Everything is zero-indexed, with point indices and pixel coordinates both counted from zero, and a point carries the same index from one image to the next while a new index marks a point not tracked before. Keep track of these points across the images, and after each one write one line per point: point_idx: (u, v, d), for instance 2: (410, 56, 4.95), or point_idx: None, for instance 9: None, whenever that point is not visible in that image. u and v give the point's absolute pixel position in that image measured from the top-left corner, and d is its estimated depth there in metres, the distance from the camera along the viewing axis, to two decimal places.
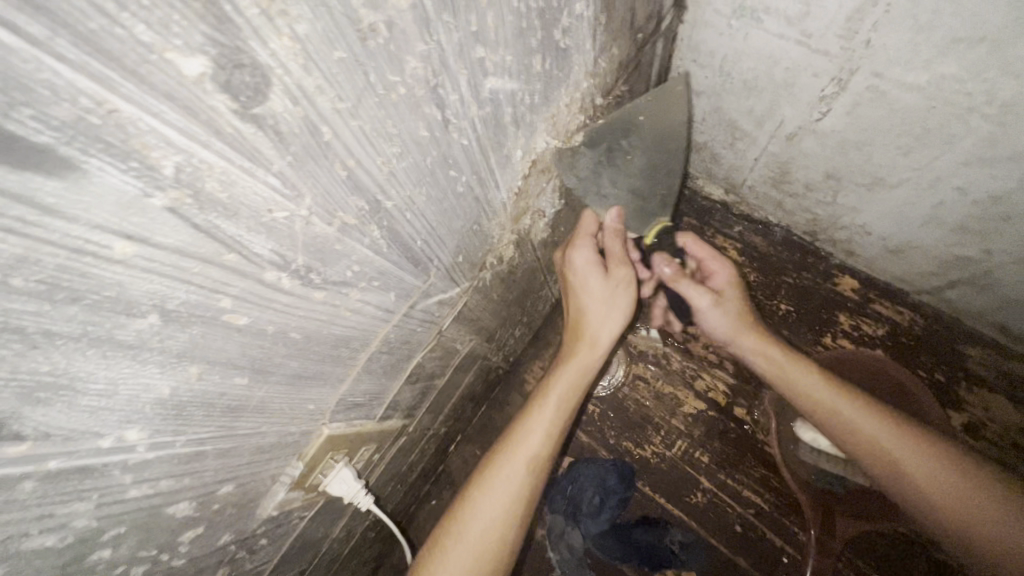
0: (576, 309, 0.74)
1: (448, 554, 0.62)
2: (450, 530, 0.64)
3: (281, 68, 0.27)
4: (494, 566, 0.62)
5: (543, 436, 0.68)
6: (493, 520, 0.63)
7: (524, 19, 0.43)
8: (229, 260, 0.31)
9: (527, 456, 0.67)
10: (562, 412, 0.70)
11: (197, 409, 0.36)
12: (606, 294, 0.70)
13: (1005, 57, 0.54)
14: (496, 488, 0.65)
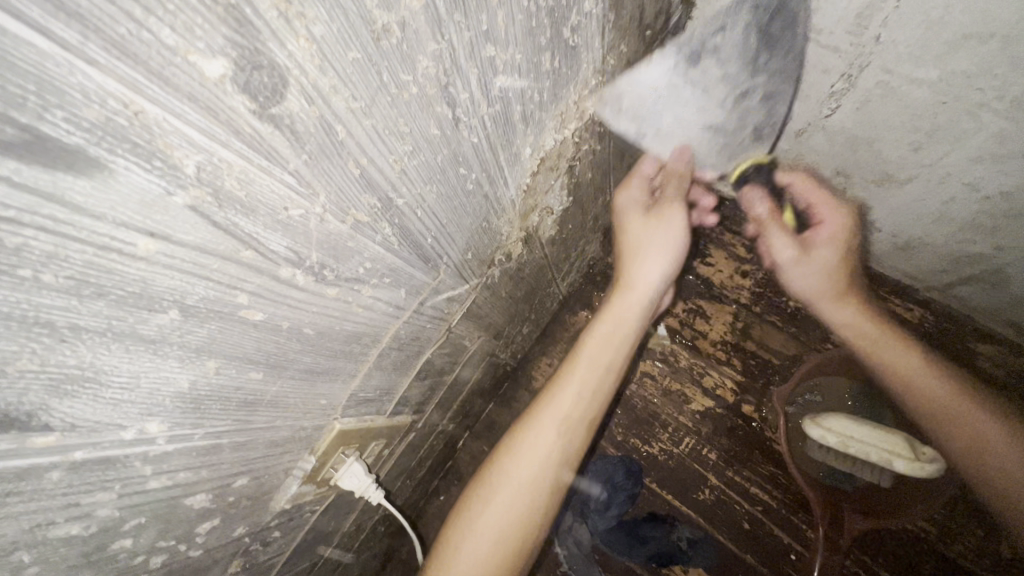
0: (623, 253, 0.78)
1: (477, 518, 0.62)
2: (479, 499, 0.64)
3: (299, 69, 0.27)
4: (525, 534, 0.63)
5: (576, 395, 0.68)
6: (525, 481, 0.64)
7: (534, 17, 0.43)
8: (246, 257, 0.32)
9: (561, 414, 0.67)
10: (599, 368, 0.70)
11: (215, 402, 0.37)
12: (651, 228, 0.76)
13: (1016, 52, 0.54)
14: (529, 446, 0.66)
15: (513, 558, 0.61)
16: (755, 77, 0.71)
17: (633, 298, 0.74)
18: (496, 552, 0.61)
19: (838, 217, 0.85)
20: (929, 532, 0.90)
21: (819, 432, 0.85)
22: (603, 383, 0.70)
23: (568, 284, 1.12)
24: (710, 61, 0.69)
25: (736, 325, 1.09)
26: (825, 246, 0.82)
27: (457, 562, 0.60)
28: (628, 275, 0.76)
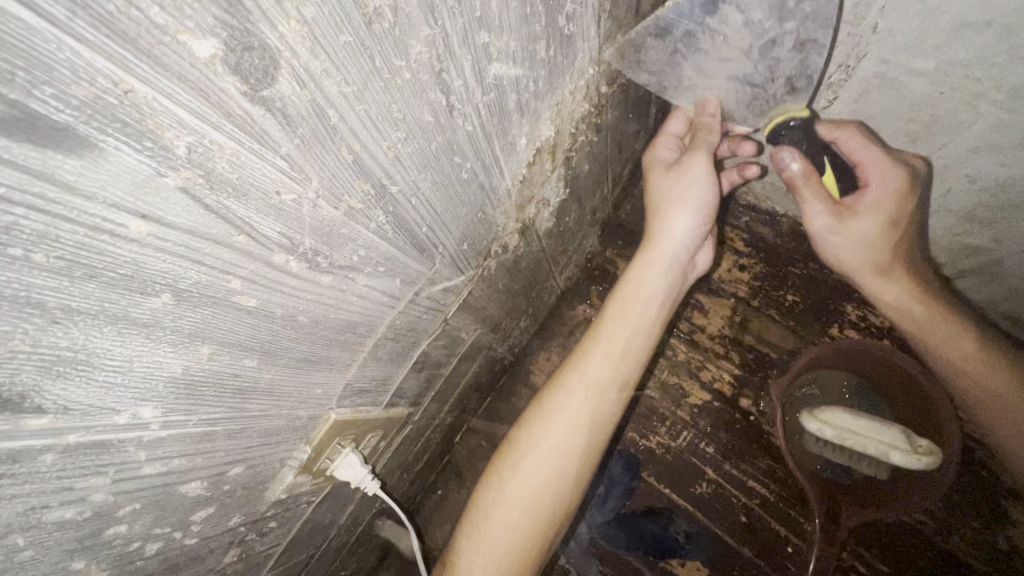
0: (652, 211, 0.78)
1: (512, 477, 0.69)
2: (512, 461, 0.71)
3: (290, 51, 0.27)
4: (556, 495, 0.68)
5: (601, 362, 0.71)
6: (555, 444, 0.69)
7: (528, 4, 0.43)
8: (238, 241, 0.32)
9: (586, 380, 0.71)
10: (623, 335, 0.72)
11: (209, 389, 0.37)
12: (678, 183, 0.75)
13: (1013, 41, 0.54)
14: (558, 410, 0.71)
15: (546, 512, 0.68)
16: (788, 21, 0.61)
17: (659, 261, 0.75)
18: (531, 505, 0.67)
19: (893, 174, 0.70)
20: (927, 524, 0.90)
21: (817, 425, 0.85)
22: (629, 348, 0.72)
23: (566, 278, 1.12)
24: (731, 8, 0.61)
25: (734, 318, 1.09)
26: (868, 215, 0.71)
27: (497, 515, 0.68)
28: (656, 236, 0.76)
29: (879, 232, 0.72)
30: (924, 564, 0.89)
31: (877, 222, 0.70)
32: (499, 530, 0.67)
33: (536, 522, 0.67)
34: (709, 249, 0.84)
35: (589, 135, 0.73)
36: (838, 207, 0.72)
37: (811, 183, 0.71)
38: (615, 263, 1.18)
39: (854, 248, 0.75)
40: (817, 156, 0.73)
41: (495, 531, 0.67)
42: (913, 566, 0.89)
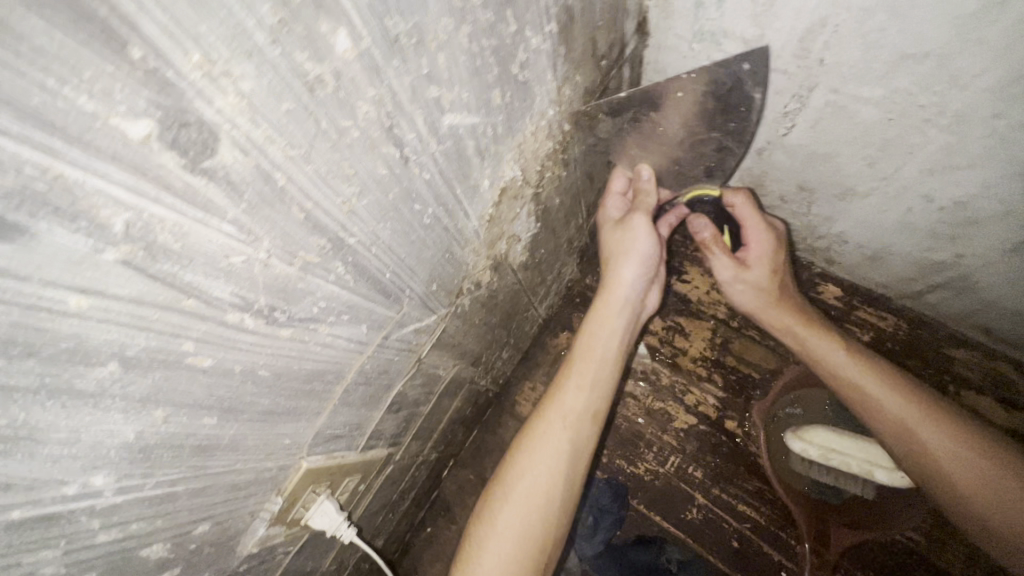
0: (605, 261, 0.85)
1: (496, 519, 0.68)
2: (497, 497, 0.71)
3: (229, 123, 0.28)
4: (546, 524, 0.68)
5: (572, 392, 0.74)
6: (539, 480, 0.69)
7: (477, 57, 0.44)
8: (188, 305, 0.32)
9: (559, 412, 0.73)
10: (590, 367, 0.76)
11: (166, 451, 0.37)
12: (621, 238, 0.82)
13: (949, 71, 0.56)
14: (537, 447, 0.71)
15: (534, 549, 0.67)
16: (713, 131, 0.73)
17: (617, 303, 0.82)
18: (523, 538, 0.67)
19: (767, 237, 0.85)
20: (919, 543, 0.90)
21: (801, 445, 0.89)
22: (599, 378, 0.76)
23: (547, 307, 1.13)
24: (670, 111, 0.72)
25: (716, 340, 1.08)
26: (760, 264, 0.85)
27: (481, 560, 0.66)
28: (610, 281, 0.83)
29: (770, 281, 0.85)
30: None
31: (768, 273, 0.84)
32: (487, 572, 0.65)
33: (525, 561, 0.66)
34: (658, 292, 0.91)
35: (556, 171, 0.75)
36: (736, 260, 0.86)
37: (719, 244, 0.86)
38: (594, 289, 1.19)
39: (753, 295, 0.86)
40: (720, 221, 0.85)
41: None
42: None
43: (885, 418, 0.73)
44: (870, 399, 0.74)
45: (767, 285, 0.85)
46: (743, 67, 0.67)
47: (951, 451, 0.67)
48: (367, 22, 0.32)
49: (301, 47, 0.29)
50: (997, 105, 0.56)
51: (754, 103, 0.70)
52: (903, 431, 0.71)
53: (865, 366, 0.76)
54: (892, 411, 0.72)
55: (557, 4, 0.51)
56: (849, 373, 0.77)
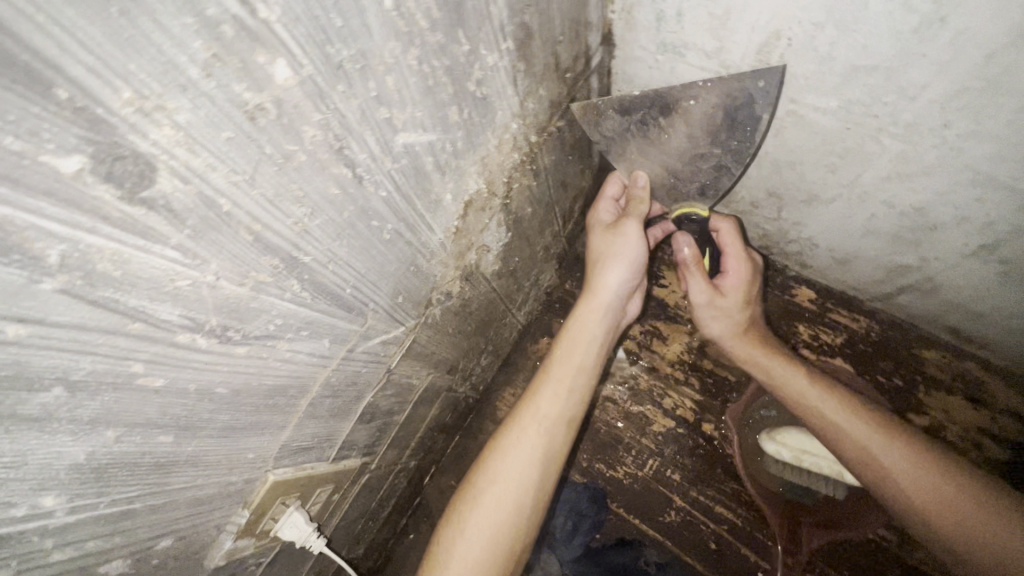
0: (592, 264, 0.85)
1: (467, 520, 0.69)
2: (469, 498, 0.71)
3: (166, 154, 0.29)
4: (515, 530, 0.69)
5: (547, 399, 0.75)
6: (510, 488, 0.70)
7: (429, 78, 0.45)
8: (134, 329, 0.33)
9: (533, 417, 0.74)
10: (566, 373, 0.77)
11: (121, 470, 0.38)
12: (611, 242, 0.82)
13: (898, 83, 0.57)
14: (511, 450, 0.72)
15: (502, 551, 0.68)
16: (712, 145, 0.72)
17: (598, 308, 0.82)
18: (492, 544, 0.68)
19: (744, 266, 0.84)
20: (892, 542, 0.91)
21: (774, 446, 0.97)
22: (574, 388, 0.77)
23: (526, 313, 1.14)
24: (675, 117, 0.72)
25: (693, 344, 1.09)
26: (733, 291, 0.84)
27: (451, 558, 0.67)
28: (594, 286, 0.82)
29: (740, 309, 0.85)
30: None
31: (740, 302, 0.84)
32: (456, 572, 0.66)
33: (493, 562, 0.67)
34: (638, 300, 0.91)
35: (525, 181, 0.76)
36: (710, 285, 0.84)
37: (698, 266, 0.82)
38: (573, 295, 1.20)
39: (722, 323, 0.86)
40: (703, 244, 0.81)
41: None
42: None
43: (851, 448, 0.73)
44: (836, 428, 0.74)
45: (738, 313, 0.85)
46: (750, 80, 0.66)
47: (916, 478, 0.67)
48: (308, 51, 0.33)
49: (238, 78, 0.30)
50: (945, 116, 0.58)
51: (760, 122, 0.68)
52: (870, 458, 0.71)
53: (829, 395, 0.77)
54: (858, 441, 0.72)
55: (512, 23, 0.53)
56: (813, 404, 0.77)
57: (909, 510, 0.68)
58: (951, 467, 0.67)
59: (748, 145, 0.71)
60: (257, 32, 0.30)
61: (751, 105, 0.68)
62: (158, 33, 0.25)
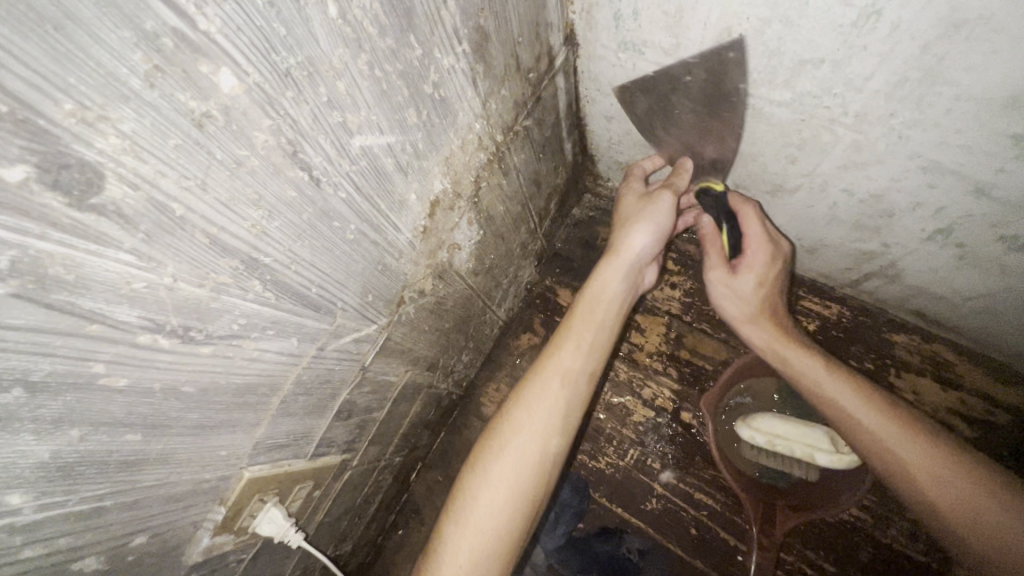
0: (619, 228, 0.87)
1: (491, 469, 0.70)
2: (491, 449, 0.72)
3: (114, 162, 0.30)
4: (539, 479, 0.70)
5: (571, 350, 0.77)
6: (534, 437, 0.71)
7: (383, 82, 0.47)
8: (92, 330, 0.34)
9: (557, 367, 0.76)
10: (589, 326, 0.79)
11: (89, 468, 0.39)
12: (642, 207, 0.85)
13: (844, 75, 0.59)
14: (537, 397, 0.74)
15: (527, 497, 0.69)
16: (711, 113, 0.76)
17: (622, 266, 0.84)
18: (517, 491, 0.68)
19: (768, 252, 0.82)
20: (864, 520, 0.94)
21: (749, 431, 0.92)
22: (596, 343, 0.79)
23: (507, 309, 1.15)
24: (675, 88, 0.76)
25: (670, 334, 1.11)
26: (750, 273, 0.83)
27: (476, 507, 0.68)
28: (619, 246, 0.85)
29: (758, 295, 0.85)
30: (865, 559, 0.92)
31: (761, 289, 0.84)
32: (481, 519, 0.67)
33: (519, 508, 0.68)
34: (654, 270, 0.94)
35: (494, 180, 0.77)
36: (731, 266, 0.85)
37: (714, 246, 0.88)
38: (554, 290, 1.22)
39: (736, 305, 0.86)
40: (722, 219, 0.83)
41: (475, 525, 0.66)
42: (853, 559, 0.93)
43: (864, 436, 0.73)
44: (847, 416, 0.74)
45: (753, 297, 0.84)
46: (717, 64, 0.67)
47: (926, 472, 0.67)
48: (253, 59, 0.35)
49: (183, 87, 0.32)
50: (890, 106, 0.60)
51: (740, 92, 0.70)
52: (878, 448, 0.71)
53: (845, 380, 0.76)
54: (868, 427, 0.72)
55: (466, 27, 0.54)
56: (829, 392, 0.76)
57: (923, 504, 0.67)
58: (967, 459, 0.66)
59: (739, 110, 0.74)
60: (198, 44, 0.31)
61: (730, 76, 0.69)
62: (97, 48, 0.27)
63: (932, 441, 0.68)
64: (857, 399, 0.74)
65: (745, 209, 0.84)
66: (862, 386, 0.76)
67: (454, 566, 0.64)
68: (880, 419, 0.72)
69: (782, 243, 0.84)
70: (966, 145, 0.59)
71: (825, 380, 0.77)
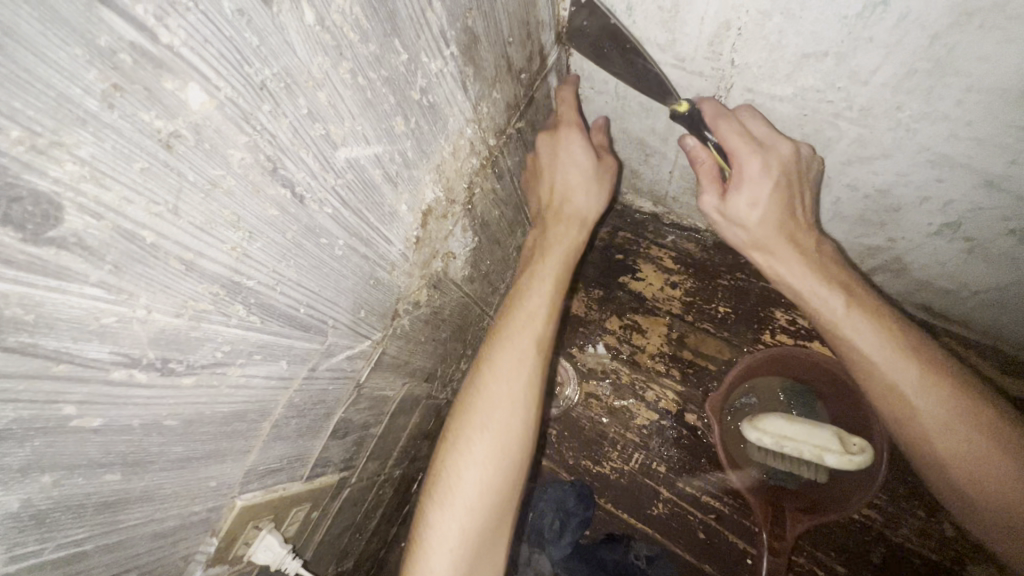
0: (567, 181, 0.79)
1: (473, 443, 0.68)
2: (474, 422, 0.69)
3: (72, 191, 0.28)
4: (524, 447, 0.70)
5: (543, 313, 0.75)
6: (516, 406, 0.70)
7: (369, 90, 0.45)
8: (59, 370, 0.32)
9: (530, 333, 0.73)
10: (557, 288, 0.77)
11: (64, 514, 0.38)
12: (593, 164, 0.80)
13: (849, 68, 0.57)
14: (512, 365, 0.71)
15: (515, 468, 0.69)
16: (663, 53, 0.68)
17: (574, 223, 0.80)
18: (506, 463, 0.68)
19: (759, 158, 0.67)
20: (876, 521, 0.92)
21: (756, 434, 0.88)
22: (557, 302, 0.77)
23: None
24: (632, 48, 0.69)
25: (671, 336, 1.07)
26: (744, 193, 0.69)
27: (462, 482, 0.67)
28: (570, 205, 0.79)
29: (772, 224, 0.70)
30: (876, 558, 0.91)
31: (769, 216, 0.70)
32: (470, 495, 0.66)
33: (505, 478, 0.68)
34: None
35: (487, 185, 0.75)
36: (721, 190, 0.72)
37: (704, 168, 0.73)
38: None
39: (738, 231, 0.74)
40: (704, 135, 0.71)
41: (464, 503, 0.66)
42: (864, 558, 0.92)
43: (879, 385, 0.68)
44: (870, 364, 0.68)
45: (755, 221, 0.70)
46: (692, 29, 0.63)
47: (943, 426, 0.64)
48: (223, 72, 0.32)
49: (147, 106, 0.29)
50: (897, 98, 0.57)
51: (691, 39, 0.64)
52: (899, 404, 0.67)
53: (870, 326, 0.68)
54: (890, 379, 0.67)
55: (453, 28, 0.52)
56: (849, 334, 0.69)
57: (938, 468, 0.66)
58: (980, 403, 0.64)
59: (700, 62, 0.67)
60: (161, 58, 0.29)
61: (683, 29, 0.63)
62: (44, 66, 0.24)
63: (961, 401, 0.64)
64: (883, 349, 0.67)
65: (718, 119, 0.68)
66: (892, 331, 0.68)
67: (448, 543, 0.65)
68: (910, 372, 0.65)
69: (779, 143, 0.67)
70: (976, 137, 0.57)
71: (852, 323, 0.68)
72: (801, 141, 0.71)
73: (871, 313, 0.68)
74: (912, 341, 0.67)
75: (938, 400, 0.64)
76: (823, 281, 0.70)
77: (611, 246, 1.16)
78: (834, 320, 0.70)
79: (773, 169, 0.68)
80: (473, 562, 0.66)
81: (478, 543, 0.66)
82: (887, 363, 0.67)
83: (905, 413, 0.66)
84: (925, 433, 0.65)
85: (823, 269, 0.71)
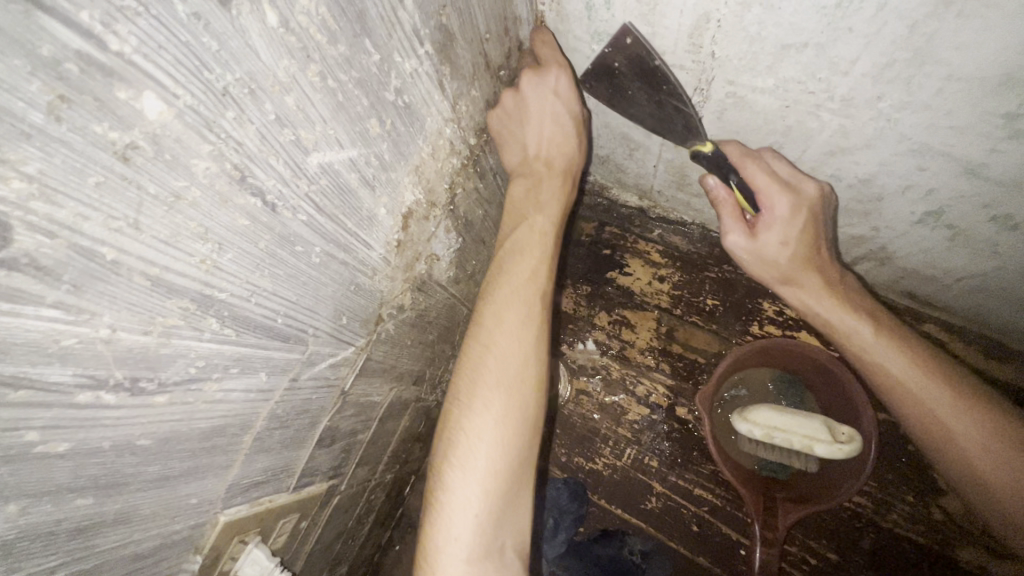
0: (557, 131, 0.73)
1: (483, 412, 0.66)
2: (481, 392, 0.67)
3: (20, 210, 0.26)
4: (538, 410, 0.70)
5: (545, 269, 0.74)
6: (523, 366, 0.69)
7: (340, 92, 0.43)
8: (18, 396, 0.30)
9: (536, 290, 0.72)
10: (554, 243, 0.76)
11: (34, 542, 0.36)
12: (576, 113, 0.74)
13: (829, 58, 0.56)
14: (517, 323, 0.70)
15: (530, 428, 0.68)
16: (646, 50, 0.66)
17: (569, 177, 0.77)
18: (521, 427, 0.67)
19: (789, 200, 0.69)
20: (865, 507, 0.92)
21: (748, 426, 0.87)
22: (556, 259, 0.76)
23: None
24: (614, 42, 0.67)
25: (661, 329, 1.07)
26: (772, 230, 0.70)
27: (480, 450, 0.65)
28: (558, 157, 0.75)
29: (791, 258, 0.72)
30: (867, 544, 0.92)
31: (792, 250, 0.71)
32: (486, 459, 0.65)
33: (522, 442, 0.67)
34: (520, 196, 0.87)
35: (469, 184, 0.73)
36: (748, 227, 0.72)
37: (727, 208, 0.72)
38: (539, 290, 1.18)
39: (762, 265, 0.75)
40: (726, 176, 0.71)
41: (481, 469, 0.65)
42: (855, 545, 0.93)
43: (913, 412, 0.70)
44: (898, 383, 0.70)
45: (784, 260, 0.72)
46: (672, 20, 0.62)
47: (971, 438, 0.66)
48: (181, 79, 0.31)
49: (98, 117, 0.28)
50: (877, 88, 0.57)
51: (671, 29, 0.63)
52: (927, 420, 0.68)
53: (896, 350, 0.70)
54: (920, 398, 0.68)
55: (426, 26, 0.50)
56: (876, 357, 0.71)
57: (969, 480, 0.67)
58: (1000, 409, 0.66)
59: (681, 53, 0.66)
60: (112, 67, 0.27)
61: (663, 20, 0.62)
62: None
63: (985, 410, 0.66)
64: (911, 371, 0.69)
65: (746, 159, 0.71)
66: (915, 351, 0.70)
67: (469, 509, 0.64)
68: (935, 390, 0.67)
69: (807, 183, 0.70)
70: (956, 126, 0.57)
71: (876, 345, 0.71)
72: (787, 130, 0.70)
73: (892, 331, 0.71)
74: (933, 357, 0.70)
75: (965, 414, 0.66)
76: (846, 305, 0.72)
77: (598, 242, 1.16)
78: (859, 342, 0.72)
79: (801, 208, 0.69)
80: (494, 529, 0.65)
81: (501, 508, 0.65)
82: (913, 382, 0.69)
83: (935, 429, 0.68)
84: (959, 452, 0.67)
85: (845, 294, 0.73)
